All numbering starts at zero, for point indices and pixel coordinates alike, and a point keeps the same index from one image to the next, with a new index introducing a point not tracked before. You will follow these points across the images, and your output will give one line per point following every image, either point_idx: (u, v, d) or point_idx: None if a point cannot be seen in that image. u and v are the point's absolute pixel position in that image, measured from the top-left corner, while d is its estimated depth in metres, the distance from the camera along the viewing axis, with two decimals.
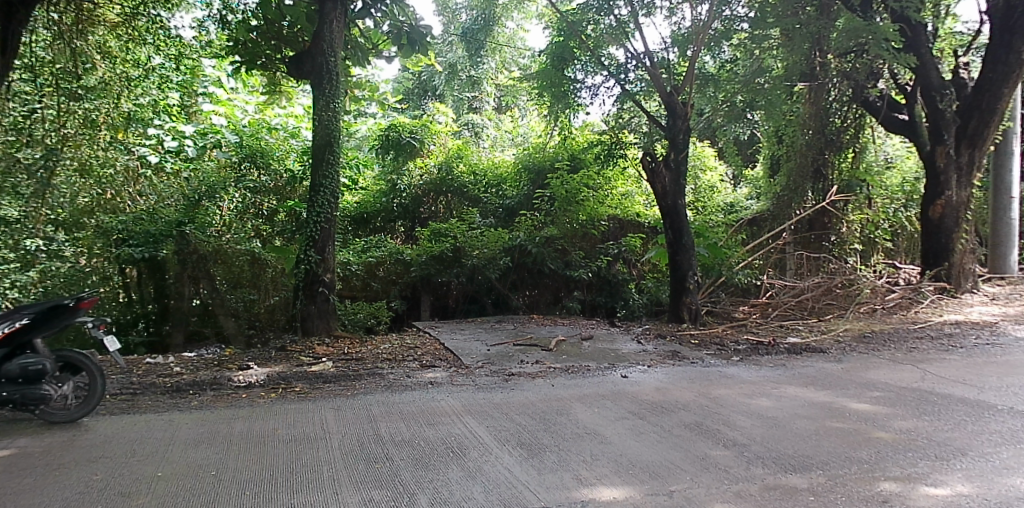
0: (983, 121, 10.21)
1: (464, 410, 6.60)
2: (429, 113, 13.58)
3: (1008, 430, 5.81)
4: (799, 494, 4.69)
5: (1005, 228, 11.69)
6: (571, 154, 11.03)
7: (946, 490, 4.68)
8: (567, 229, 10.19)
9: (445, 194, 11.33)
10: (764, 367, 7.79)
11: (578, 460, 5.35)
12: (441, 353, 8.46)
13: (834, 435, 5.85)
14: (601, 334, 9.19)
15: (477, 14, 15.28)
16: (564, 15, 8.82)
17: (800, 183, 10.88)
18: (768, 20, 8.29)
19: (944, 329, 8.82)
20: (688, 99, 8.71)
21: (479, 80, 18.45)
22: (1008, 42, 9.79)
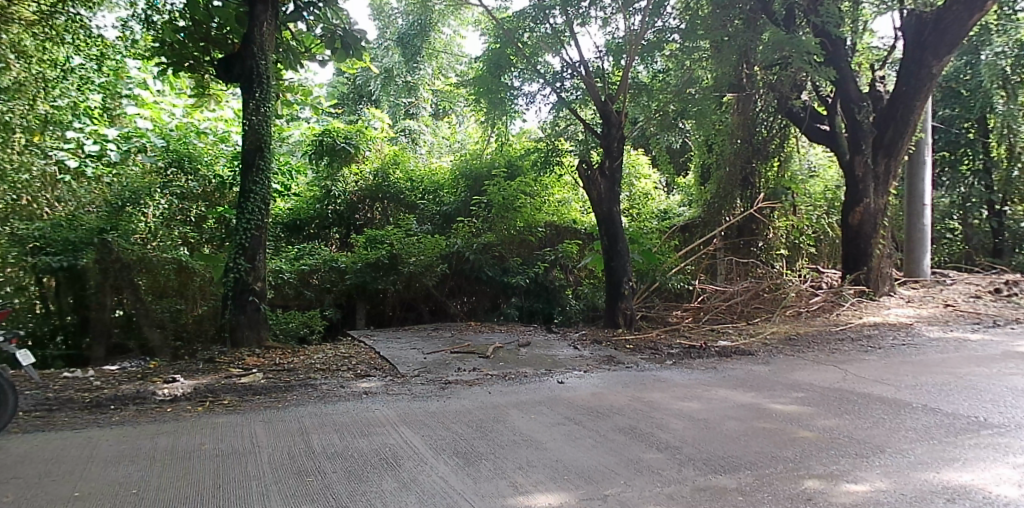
0: (898, 132, 10.71)
1: (400, 419, 6.52)
2: (364, 118, 13.32)
3: (922, 427, 6.10)
4: (729, 494, 4.80)
5: (919, 234, 12.23)
6: (508, 160, 11.03)
7: (866, 486, 4.88)
8: (504, 236, 10.25)
9: (381, 200, 11.19)
10: (696, 370, 7.97)
11: (514, 467, 5.35)
12: (376, 362, 8.35)
13: (760, 436, 6.03)
14: (538, 341, 9.22)
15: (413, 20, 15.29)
16: (500, 23, 8.85)
17: (729, 191, 11.40)
18: (698, 32, 8.60)
19: (864, 331, 9.22)
20: (622, 108, 8.85)
21: (416, 85, 17.83)
22: (921, 56, 10.29)
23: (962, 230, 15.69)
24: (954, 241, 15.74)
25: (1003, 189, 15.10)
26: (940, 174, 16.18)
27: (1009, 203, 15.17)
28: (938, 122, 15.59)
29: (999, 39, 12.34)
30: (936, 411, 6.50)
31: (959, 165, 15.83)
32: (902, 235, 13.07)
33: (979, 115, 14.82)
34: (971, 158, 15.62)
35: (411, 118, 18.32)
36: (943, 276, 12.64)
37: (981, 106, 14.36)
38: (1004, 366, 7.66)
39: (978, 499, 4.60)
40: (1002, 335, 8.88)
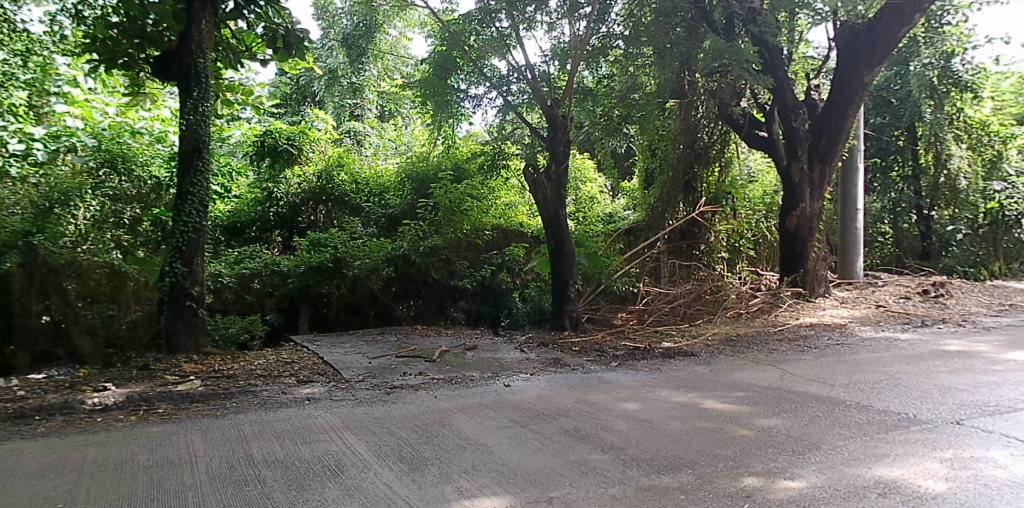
0: (832, 140, 11.04)
1: (343, 425, 6.41)
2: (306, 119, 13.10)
3: (855, 424, 6.32)
4: (671, 493, 4.87)
5: (853, 238, 12.64)
6: (455, 163, 11.00)
7: (801, 483, 5.02)
8: (450, 239, 10.15)
9: (325, 203, 11.05)
10: (640, 371, 8.08)
11: (459, 472, 5.31)
12: (320, 367, 8.20)
13: (702, 435, 6.14)
14: (485, 344, 9.21)
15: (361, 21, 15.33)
16: (446, 25, 8.86)
17: (672, 195, 11.66)
18: (642, 38, 8.81)
19: (801, 331, 9.51)
20: (567, 113, 8.86)
21: (361, 87, 17.97)
22: (853, 66, 10.69)
23: (893, 234, 16.45)
24: (885, 244, 16.56)
25: (931, 194, 15.43)
26: (872, 180, 16.84)
27: (935, 208, 15.65)
28: (870, 129, 16.22)
29: (927, 50, 12.84)
30: (868, 408, 6.74)
31: (889, 171, 16.43)
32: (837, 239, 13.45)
33: (908, 123, 15.45)
34: (901, 165, 16.15)
35: (356, 120, 18.14)
36: (875, 276, 13.31)
37: (910, 115, 14.97)
38: (931, 364, 8.01)
39: (907, 493, 4.78)
40: (928, 334, 9.28)
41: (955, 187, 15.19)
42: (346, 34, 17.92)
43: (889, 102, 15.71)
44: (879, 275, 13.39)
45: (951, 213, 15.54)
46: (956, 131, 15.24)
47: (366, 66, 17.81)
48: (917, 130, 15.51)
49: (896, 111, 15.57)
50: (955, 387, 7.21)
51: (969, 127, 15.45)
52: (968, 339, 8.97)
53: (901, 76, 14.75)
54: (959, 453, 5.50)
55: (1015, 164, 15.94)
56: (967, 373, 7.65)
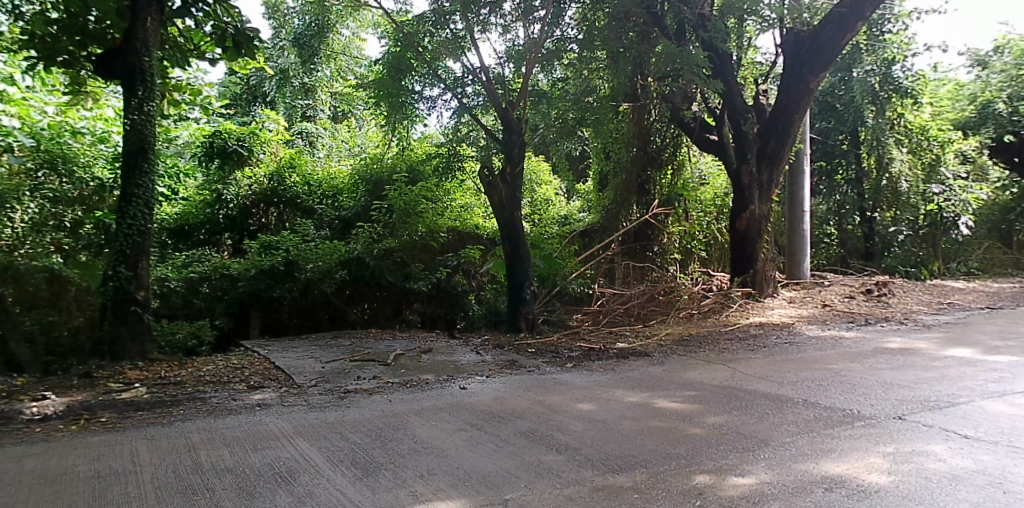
0: (780, 142, 11.33)
1: (295, 431, 6.30)
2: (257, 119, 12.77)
3: (803, 420, 6.48)
4: (624, 492, 4.92)
5: (800, 239, 12.94)
6: (409, 165, 10.93)
7: (751, 479, 5.12)
8: (405, 241, 10.08)
9: (276, 205, 10.87)
10: (595, 371, 8.16)
11: (414, 476, 5.27)
12: (271, 372, 8.06)
13: (655, 434, 6.22)
14: (441, 347, 9.18)
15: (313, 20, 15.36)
16: (400, 26, 8.81)
17: (625, 197, 11.85)
18: (596, 42, 8.91)
19: (750, 330, 9.72)
20: (522, 115, 8.84)
21: (313, 88, 17.67)
22: (799, 71, 10.94)
23: (838, 235, 17.16)
24: (832, 245, 17.16)
25: (873, 197, 16.02)
26: (817, 183, 17.29)
27: (878, 209, 16.28)
28: (816, 134, 16.62)
29: (868, 58, 13.45)
30: (815, 405, 6.92)
31: (834, 175, 16.90)
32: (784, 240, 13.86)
33: (851, 129, 15.84)
34: (845, 168, 16.56)
35: (309, 121, 17.95)
36: (822, 276, 13.70)
37: (853, 120, 15.46)
38: (874, 361, 8.27)
39: (852, 487, 4.92)
40: (872, 332, 9.58)
41: (897, 190, 15.76)
42: (297, 35, 17.66)
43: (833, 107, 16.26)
44: (825, 275, 13.84)
45: (893, 214, 16.23)
46: (897, 135, 15.68)
47: (318, 66, 17.70)
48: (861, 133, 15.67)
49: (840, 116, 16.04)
50: (897, 383, 7.46)
51: (909, 132, 15.94)
52: (908, 336, 9.30)
53: (844, 81, 15.31)
54: (900, 448, 5.69)
55: (953, 168, 16.37)
56: (908, 370, 7.92)
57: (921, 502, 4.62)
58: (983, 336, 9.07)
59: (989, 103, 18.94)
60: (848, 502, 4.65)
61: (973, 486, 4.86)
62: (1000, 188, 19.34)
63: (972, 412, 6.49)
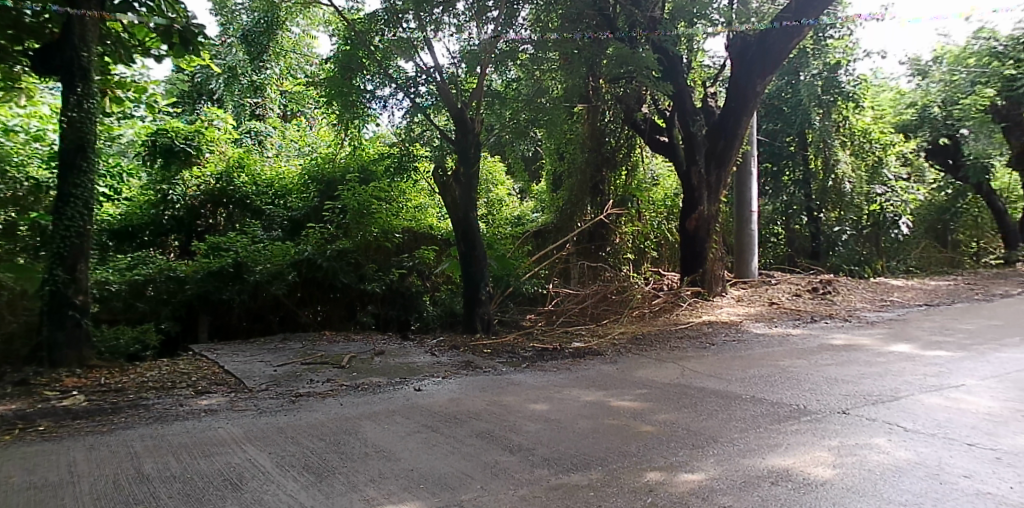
0: (728, 144, 11.55)
1: (244, 437, 6.18)
2: (204, 117, 12.45)
3: (750, 417, 6.65)
4: (578, 491, 4.97)
5: (749, 240, 13.17)
6: (362, 165, 10.78)
7: (701, 475, 5.24)
8: (359, 242, 10.04)
9: (225, 205, 10.64)
10: (550, 371, 8.21)
11: (367, 480, 5.22)
12: (220, 377, 7.88)
13: (609, 433, 6.29)
14: (394, 348, 9.11)
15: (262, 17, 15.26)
16: (352, 25, 8.74)
17: (580, 198, 11.95)
18: (549, 44, 8.98)
19: (700, 329, 9.91)
20: (476, 116, 8.95)
21: (263, 85, 17.39)
22: (747, 74, 11.17)
23: (785, 235, 17.43)
24: (779, 245, 17.49)
25: (819, 198, 16.45)
26: (764, 184, 17.63)
27: (823, 210, 16.62)
28: (764, 135, 17.26)
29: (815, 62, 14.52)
30: (762, 401, 7.11)
31: (781, 175, 17.30)
32: (733, 239, 14.06)
33: (798, 130, 16.32)
34: (792, 169, 17.01)
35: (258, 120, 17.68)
36: (768, 276, 13.90)
37: (800, 121, 15.84)
38: (819, 357, 8.53)
39: (798, 481, 5.07)
40: (817, 329, 9.87)
41: (841, 191, 16.17)
42: (245, 30, 17.21)
43: (780, 109, 16.70)
44: (773, 275, 14.03)
45: (838, 214, 16.51)
46: (841, 137, 16.27)
47: (266, 64, 17.32)
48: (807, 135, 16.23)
49: (786, 118, 16.52)
50: (840, 379, 7.72)
51: (852, 135, 16.38)
52: (851, 332, 9.63)
53: (791, 84, 15.83)
54: (843, 442, 5.89)
55: (894, 169, 16.97)
56: (851, 365, 8.20)
57: (864, 493, 4.79)
58: (920, 332, 9.45)
59: (927, 108, 19.75)
60: (794, 496, 4.79)
61: (912, 477, 5.05)
62: (936, 189, 20.95)
63: (911, 406, 6.75)
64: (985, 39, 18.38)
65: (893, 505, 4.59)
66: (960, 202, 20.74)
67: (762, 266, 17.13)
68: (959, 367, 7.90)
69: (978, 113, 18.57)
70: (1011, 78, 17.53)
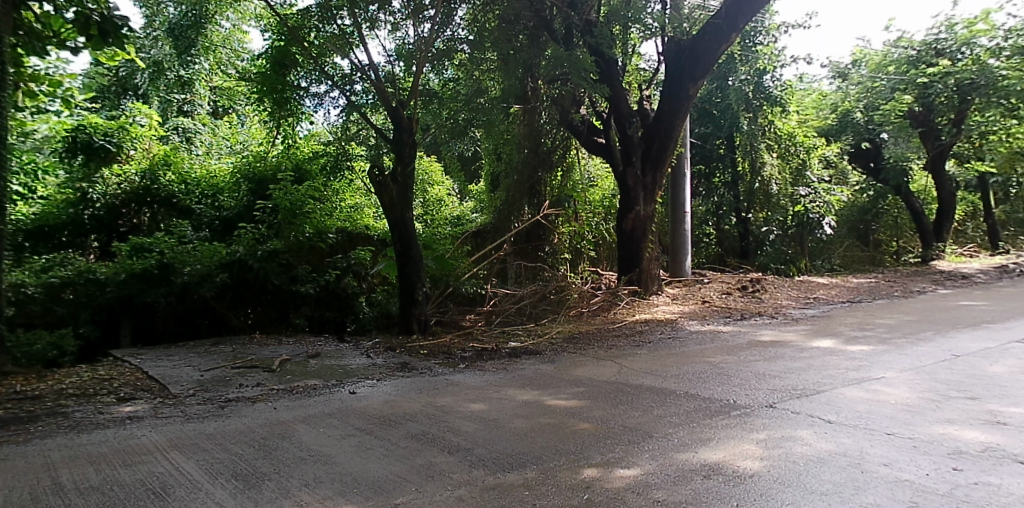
0: (663, 146, 11.77)
1: (170, 444, 5.95)
2: (127, 112, 11.99)
3: (682, 412, 6.79)
4: (515, 490, 4.97)
5: (682, 240, 13.44)
6: (295, 163, 10.58)
7: (636, 470, 5.32)
8: (292, 243, 9.78)
9: (150, 204, 10.23)
10: (488, 371, 8.20)
11: (299, 485, 5.10)
12: (144, 383, 7.59)
13: (545, 431, 6.32)
14: (329, 351, 8.96)
15: (186, 10, 14.92)
16: (284, 19, 8.59)
17: (517, 198, 11.93)
18: (486, 45, 9.10)
19: (636, 327, 10.09)
20: (413, 114, 8.77)
21: (191, 81, 17.10)
22: (680, 77, 11.38)
23: (716, 234, 17.89)
24: (710, 244, 17.85)
25: (747, 200, 16.89)
26: (697, 186, 18.11)
27: (751, 211, 17.15)
28: (696, 138, 17.48)
29: (742, 66, 15.37)
30: (695, 396, 7.28)
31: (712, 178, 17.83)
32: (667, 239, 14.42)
33: (727, 133, 16.82)
34: (722, 171, 17.56)
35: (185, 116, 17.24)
36: (701, 276, 14.15)
37: (729, 125, 16.27)
38: (748, 353, 8.80)
39: (728, 473, 5.19)
40: (747, 326, 10.20)
41: (768, 192, 16.43)
42: (171, 24, 15.71)
43: (711, 114, 16.98)
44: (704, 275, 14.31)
45: (765, 216, 16.98)
46: (767, 141, 16.64)
47: (196, 59, 16.82)
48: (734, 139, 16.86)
49: (717, 122, 16.85)
50: (769, 374, 7.97)
51: (778, 138, 16.91)
52: (778, 329, 9.99)
53: (721, 89, 16.25)
54: (771, 434, 6.07)
55: (817, 172, 17.71)
56: (778, 360, 8.46)
57: (790, 484, 4.94)
58: (843, 328, 9.87)
59: (847, 113, 20.59)
60: (724, 488, 4.90)
61: (835, 467, 5.24)
62: (859, 191, 21.98)
63: (834, 399, 7.02)
64: (903, 48, 19.47)
65: (818, 494, 4.75)
66: (881, 204, 21.95)
67: (694, 266, 17.58)
68: (878, 360, 8.27)
69: (897, 119, 19.25)
70: (926, 85, 18.58)
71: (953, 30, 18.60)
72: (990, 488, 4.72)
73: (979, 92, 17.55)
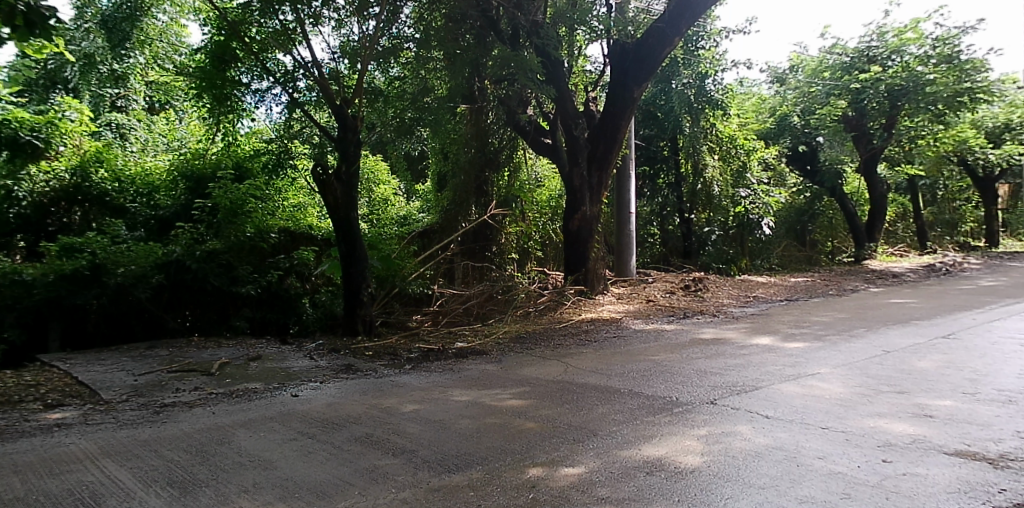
0: (608, 148, 11.91)
1: (101, 452, 5.74)
2: (54, 106, 11.35)
3: (625, 410, 6.89)
4: (460, 491, 4.96)
5: (627, 239, 13.64)
6: (236, 162, 10.41)
7: (580, 468, 5.37)
8: (232, 243, 9.49)
9: (81, 203, 9.87)
10: (434, 372, 8.16)
11: (238, 491, 4.99)
12: (74, 389, 7.31)
13: (490, 432, 6.33)
14: (272, 353, 8.78)
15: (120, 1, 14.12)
16: (223, 13, 8.38)
17: (464, 198, 11.94)
18: (433, 43, 9.09)
19: (582, 326, 10.21)
20: (358, 112, 8.67)
21: (125, 75, 16.51)
22: (625, 79, 11.53)
23: (661, 234, 18.10)
24: (654, 244, 18.12)
25: (690, 200, 17.26)
26: (642, 186, 18.39)
27: (694, 211, 17.52)
28: (640, 140, 17.69)
29: (684, 70, 15.70)
30: (638, 394, 7.39)
31: (656, 179, 18.10)
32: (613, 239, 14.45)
33: (671, 136, 17.16)
34: (666, 173, 17.83)
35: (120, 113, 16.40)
36: (646, 276, 14.39)
37: (672, 128, 16.64)
38: (690, 351, 8.99)
39: (669, 469, 5.29)
40: (689, 324, 10.42)
41: (710, 193, 17.11)
42: (105, 16, 16.06)
43: (655, 116, 17.17)
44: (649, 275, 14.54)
45: (707, 216, 17.55)
46: (710, 143, 17.07)
47: (129, 52, 16.51)
48: (677, 141, 17.28)
49: (660, 125, 17.12)
50: (710, 371, 8.15)
51: (720, 140, 17.28)
52: (719, 327, 10.24)
53: (664, 93, 16.48)
54: (711, 430, 6.21)
55: (757, 174, 18.25)
56: (719, 358, 8.67)
57: (728, 478, 5.05)
58: (781, 325, 10.18)
59: (785, 117, 21.44)
60: (666, 484, 4.98)
61: (772, 461, 5.39)
62: (796, 193, 22.53)
63: (772, 394, 7.23)
64: (838, 55, 20.11)
65: (756, 487, 4.86)
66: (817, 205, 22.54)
67: (640, 266, 17.85)
68: (813, 357, 8.56)
69: (832, 123, 20.02)
70: (858, 91, 19.23)
71: (884, 38, 19.44)
72: (916, 478, 4.91)
73: (908, 98, 18.27)
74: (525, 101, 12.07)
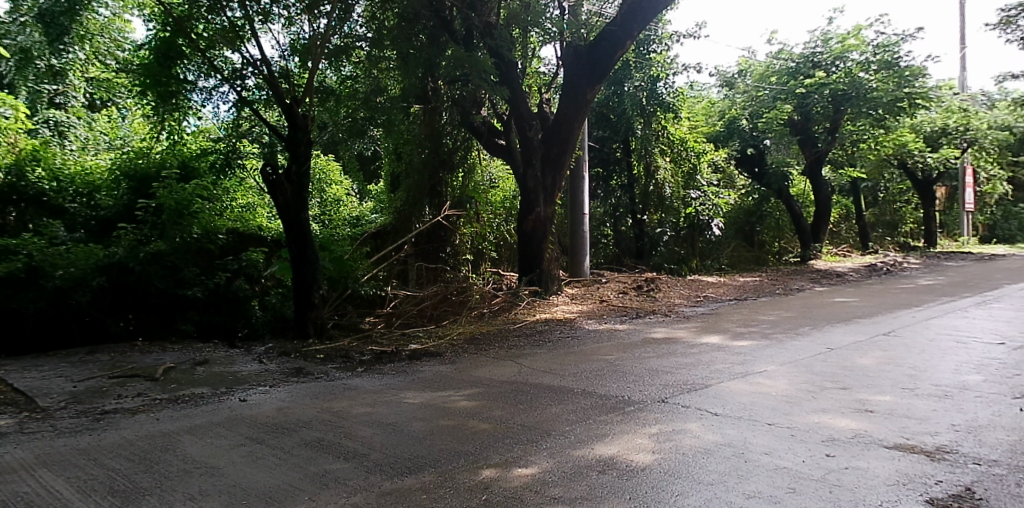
0: (562, 149, 11.98)
1: (38, 462, 5.52)
2: None
3: (577, 410, 6.95)
4: (412, 494, 4.94)
5: (580, 240, 13.74)
6: (181, 161, 10.31)
7: (533, 468, 5.40)
8: (177, 244, 9.30)
9: (14, 203, 9.41)
10: (387, 374, 8.10)
11: (183, 499, 4.87)
12: (9, 396, 7.02)
13: (442, 434, 6.31)
14: (220, 357, 8.59)
15: None
16: (169, 9, 8.20)
17: (417, 199, 11.83)
18: (385, 42, 9.01)
19: (536, 327, 10.26)
20: (308, 112, 8.61)
21: (64, 70, 16.07)
22: (579, 81, 11.62)
23: (613, 235, 18.29)
24: (608, 244, 18.29)
25: (643, 202, 17.38)
26: (596, 188, 18.48)
27: (646, 212, 17.58)
28: (594, 141, 17.88)
29: (636, 73, 16.35)
30: (590, 394, 7.45)
31: (609, 180, 18.18)
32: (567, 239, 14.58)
33: (625, 137, 17.35)
34: (619, 175, 17.93)
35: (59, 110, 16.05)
36: (598, 276, 14.57)
37: (624, 130, 17.09)
38: (641, 351, 9.11)
39: (621, 467, 5.36)
40: (641, 324, 10.57)
41: (662, 195, 17.30)
42: (42, 9, 15.64)
43: (608, 118, 17.47)
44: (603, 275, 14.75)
45: (659, 217, 17.59)
46: (660, 145, 17.34)
47: (69, 47, 16.07)
48: (630, 143, 17.46)
49: (614, 125, 17.32)
50: (661, 370, 8.27)
51: (671, 143, 17.70)
52: (669, 326, 10.41)
53: (619, 94, 16.89)
54: (662, 428, 6.31)
55: (707, 176, 18.72)
56: (669, 357, 8.80)
57: (678, 475, 5.14)
58: (730, 325, 10.39)
59: (734, 120, 21.64)
60: (617, 482, 5.04)
61: (720, 458, 5.50)
62: (744, 194, 23.30)
63: (720, 392, 7.38)
64: (783, 61, 20.72)
65: (705, 484, 4.96)
66: (765, 206, 23.23)
67: (594, 266, 18.01)
68: (760, 355, 8.77)
69: (779, 127, 20.42)
70: (804, 96, 19.73)
71: (829, 44, 20.02)
72: (858, 471, 5.07)
73: (851, 103, 18.90)
74: (480, 102, 12.05)
